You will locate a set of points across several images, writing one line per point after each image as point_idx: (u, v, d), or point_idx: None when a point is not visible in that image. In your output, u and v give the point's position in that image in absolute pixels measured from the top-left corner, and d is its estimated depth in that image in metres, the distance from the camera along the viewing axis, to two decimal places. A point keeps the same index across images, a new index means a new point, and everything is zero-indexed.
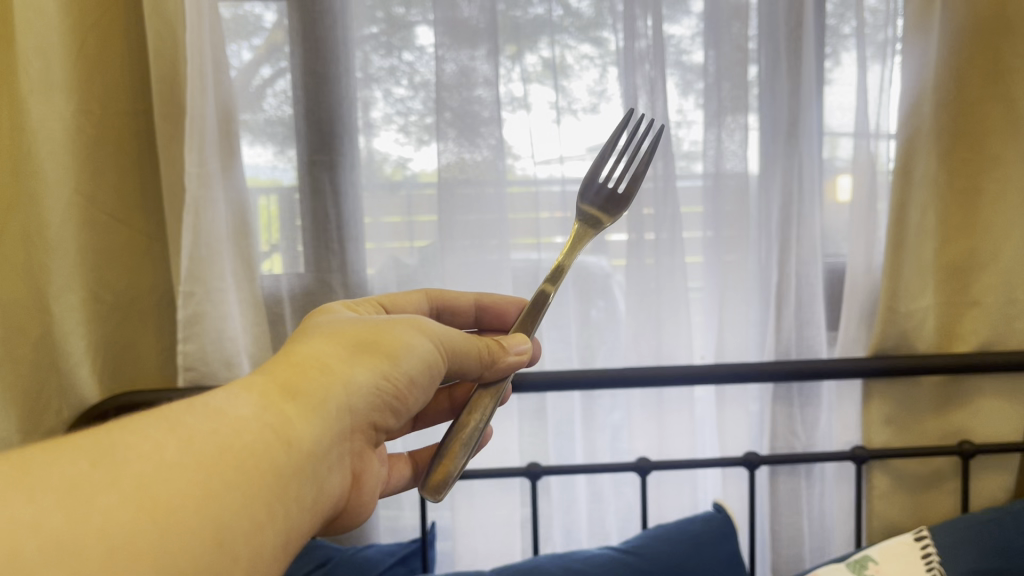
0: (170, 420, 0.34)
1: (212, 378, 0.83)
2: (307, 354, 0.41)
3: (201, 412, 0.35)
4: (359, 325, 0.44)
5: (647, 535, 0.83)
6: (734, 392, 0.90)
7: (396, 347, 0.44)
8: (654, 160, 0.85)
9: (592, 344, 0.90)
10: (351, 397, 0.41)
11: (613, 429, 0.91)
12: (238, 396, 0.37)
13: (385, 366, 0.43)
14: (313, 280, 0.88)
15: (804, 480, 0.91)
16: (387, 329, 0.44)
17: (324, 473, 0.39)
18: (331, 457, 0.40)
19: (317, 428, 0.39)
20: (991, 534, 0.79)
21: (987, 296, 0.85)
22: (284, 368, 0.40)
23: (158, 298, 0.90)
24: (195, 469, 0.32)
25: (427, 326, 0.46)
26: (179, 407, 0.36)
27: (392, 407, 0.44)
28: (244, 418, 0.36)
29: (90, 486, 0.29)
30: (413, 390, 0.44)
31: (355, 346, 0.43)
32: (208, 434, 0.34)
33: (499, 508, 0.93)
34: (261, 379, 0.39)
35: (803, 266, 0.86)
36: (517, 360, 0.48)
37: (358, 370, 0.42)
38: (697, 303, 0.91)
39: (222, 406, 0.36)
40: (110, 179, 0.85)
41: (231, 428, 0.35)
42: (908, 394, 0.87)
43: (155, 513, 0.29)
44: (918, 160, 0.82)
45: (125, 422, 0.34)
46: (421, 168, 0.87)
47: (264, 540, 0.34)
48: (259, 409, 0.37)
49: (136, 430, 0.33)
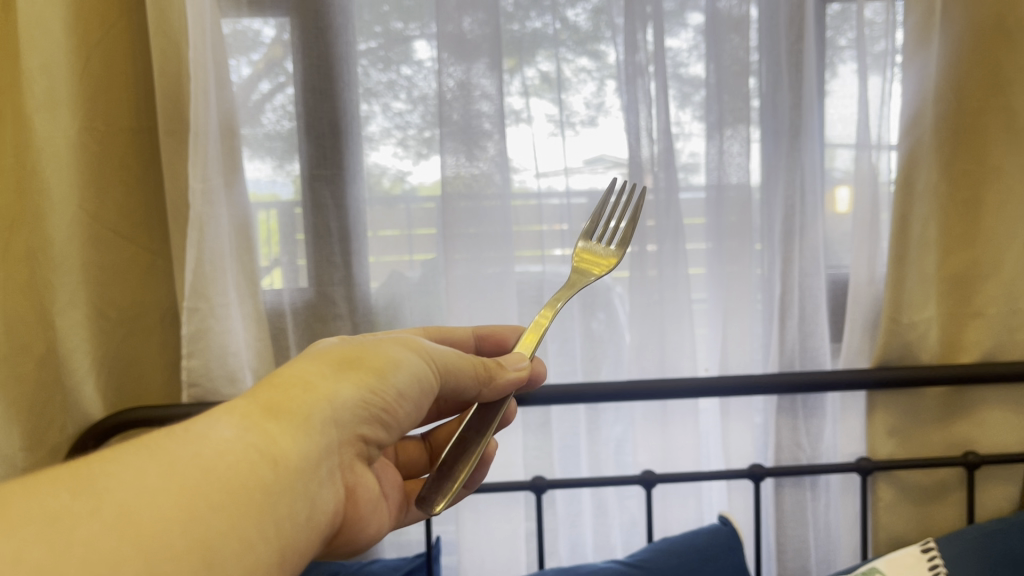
0: (152, 446, 0.34)
1: (216, 394, 0.83)
2: (291, 374, 0.41)
3: (183, 436, 0.35)
4: (344, 347, 0.45)
5: (654, 548, 0.82)
6: (738, 404, 0.90)
7: (383, 363, 0.44)
8: (655, 172, 0.85)
9: (595, 357, 0.90)
10: (339, 413, 0.41)
11: (616, 442, 0.92)
12: (220, 420, 0.37)
13: (372, 382, 0.43)
14: (314, 294, 0.88)
15: (810, 492, 0.91)
16: (374, 348, 0.45)
17: (315, 488, 0.39)
18: (321, 473, 0.40)
19: (304, 444, 0.39)
20: (997, 544, 0.78)
21: (989, 306, 0.85)
22: (267, 389, 0.40)
23: (162, 314, 0.90)
24: (181, 492, 0.32)
25: (414, 343, 0.46)
26: (161, 434, 0.35)
27: (382, 421, 0.44)
28: (226, 439, 0.36)
29: (71, 518, 0.29)
30: (404, 404, 0.44)
31: (340, 364, 0.43)
32: (191, 456, 0.34)
33: (504, 523, 0.92)
34: (243, 401, 0.39)
35: (806, 277, 0.87)
36: (517, 379, 0.48)
37: (344, 385, 0.42)
38: (701, 313, 0.91)
39: (205, 430, 0.36)
40: (115, 195, 0.86)
41: (216, 449, 0.35)
42: (910, 405, 0.87)
43: (140, 536, 0.29)
44: (920, 172, 0.82)
45: (107, 453, 0.34)
46: (420, 181, 0.88)
47: (256, 557, 0.34)
48: (243, 429, 0.37)
49: (117, 460, 0.33)
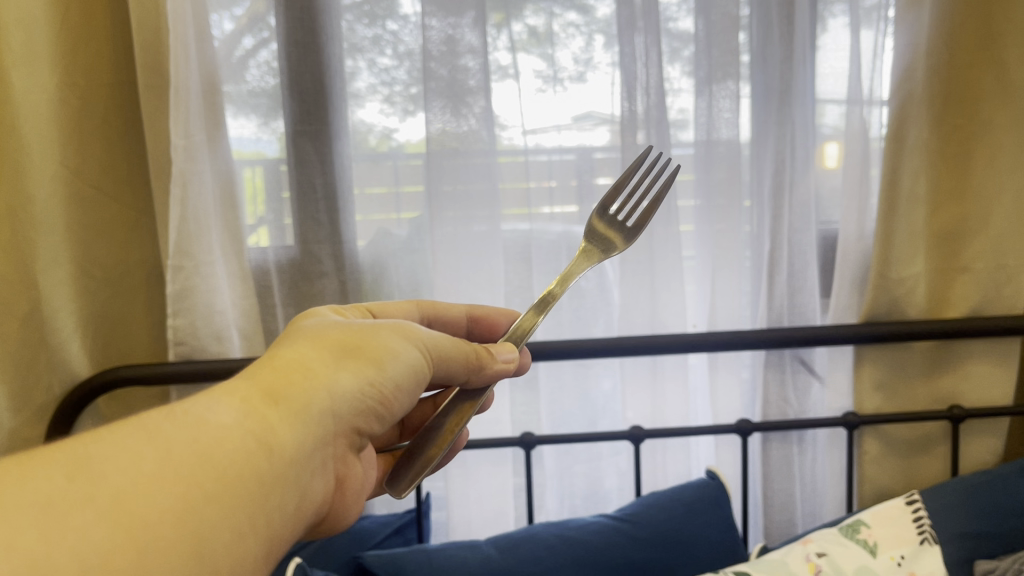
0: (150, 429, 0.33)
1: (203, 352, 0.83)
2: (291, 359, 0.40)
3: (181, 420, 0.35)
4: (343, 330, 0.44)
5: (642, 502, 0.83)
6: (726, 360, 0.90)
7: (381, 353, 0.43)
8: (648, 128, 0.84)
9: (584, 314, 0.91)
10: (338, 403, 0.40)
11: (606, 398, 0.92)
12: (219, 402, 0.37)
13: (370, 372, 0.42)
14: (299, 252, 0.86)
15: (797, 446, 0.91)
16: (372, 336, 0.43)
17: (308, 476, 0.39)
18: (315, 462, 0.40)
19: (301, 433, 0.38)
20: (981, 498, 0.79)
21: (977, 261, 0.85)
22: (267, 372, 0.39)
23: (148, 271, 0.89)
24: (175, 481, 0.31)
25: (409, 331, 0.45)
26: (160, 415, 0.35)
27: (377, 413, 0.43)
28: (225, 426, 0.35)
29: (66, 503, 0.29)
30: (399, 396, 0.43)
31: (340, 351, 0.42)
32: (188, 442, 0.33)
33: (494, 478, 0.93)
34: (244, 383, 0.38)
35: (796, 232, 0.87)
36: (505, 367, 0.47)
37: (343, 374, 0.41)
38: (690, 271, 0.91)
39: (203, 415, 0.35)
40: (96, 152, 0.84)
41: (213, 435, 0.34)
42: (897, 359, 0.87)
43: (132, 527, 0.29)
44: (911, 124, 0.82)
45: (104, 431, 0.33)
46: (407, 137, 0.87)
47: (244, 549, 0.34)
48: (242, 414, 0.36)
49: (115, 441, 0.32)
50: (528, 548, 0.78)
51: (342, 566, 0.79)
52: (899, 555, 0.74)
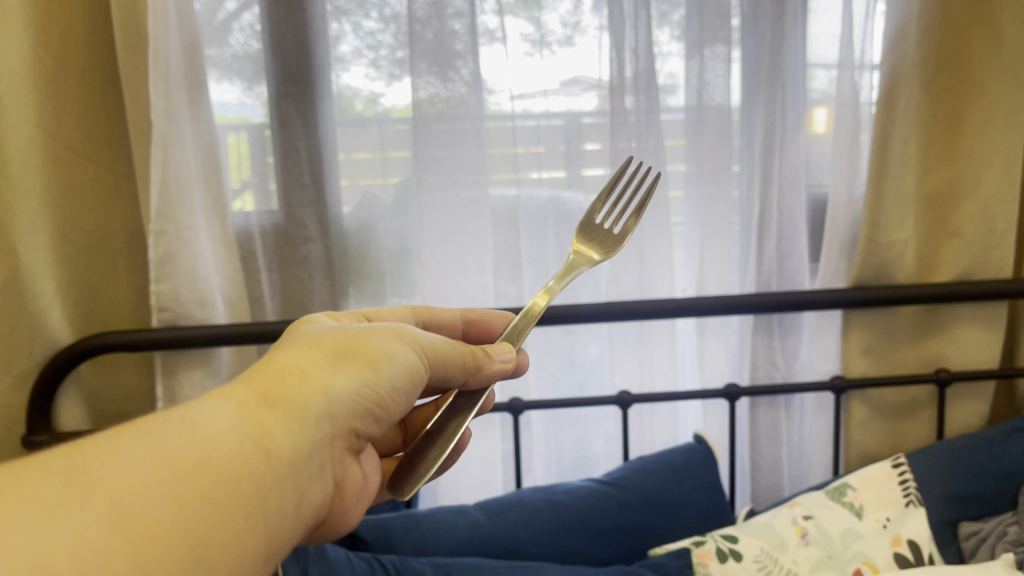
0: (145, 432, 0.31)
1: (187, 319, 0.82)
2: (287, 362, 0.38)
3: (177, 422, 0.32)
4: (338, 333, 0.41)
5: (630, 466, 0.83)
6: (715, 325, 0.90)
7: (378, 355, 0.41)
8: (637, 93, 0.83)
9: (574, 284, 0.89)
10: (337, 406, 0.38)
11: (593, 363, 0.92)
12: (215, 405, 0.34)
13: (368, 374, 0.40)
14: (283, 217, 0.85)
15: (784, 410, 0.91)
16: (368, 338, 0.41)
17: (306, 481, 0.37)
18: (315, 466, 0.37)
19: (300, 437, 0.36)
20: (966, 460, 0.79)
21: (967, 225, 0.84)
22: (262, 375, 0.37)
23: (129, 236, 0.88)
24: (173, 487, 0.29)
25: (406, 332, 0.43)
26: (154, 418, 0.33)
27: (376, 417, 0.41)
28: (223, 429, 0.33)
29: (62, 507, 0.26)
30: (398, 399, 0.41)
31: (336, 354, 0.40)
32: (185, 444, 0.31)
33: (481, 442, 0.93)
34: (239, 386, 0.36)
35: (786, 195, 0.87)
36: (502, 369, 0.46)
37: (341, 376, 0.39)
38: (679, 238, 0.91)
39: (200, 417, 0.33)
40: (73, 114, 0.82)
41: (209, 438, 0.32)
42: (885, 323, 0.87)
43: (131, 534, 0.27)
44: (902, 86, 0.81)
45: (96, 437, 0.31)
46: (393, 103, 0.85)
47: (243, 557, 0.32)
48: (238, 417, 0.34)
49: (109, 444, 0.30)
50: (516, 513, 0.78)
51: None
52: (885, 518, 0.74)
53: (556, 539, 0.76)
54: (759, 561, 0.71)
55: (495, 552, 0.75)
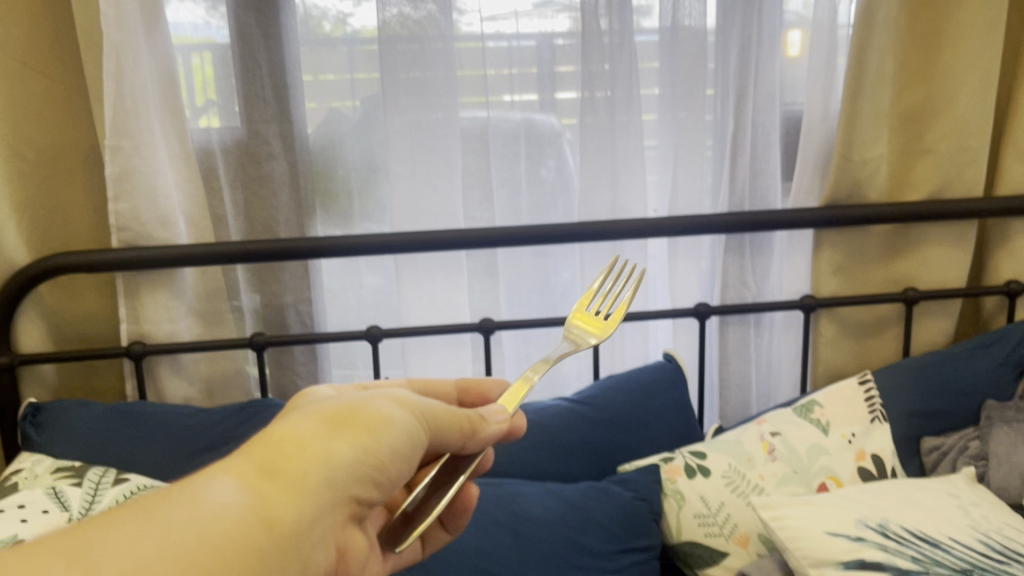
0: (148, 513, 0.28)
1: (147, 239, 0.80)
2: (286, 431, 0.34)
3: (180, 498, 0.29)
4: (336, 401, 0.37)
5: (599, 384, 0.84)
6: (687, 245, 0.89)
7: (378, 423, 0.37)
8: (609, 13, 0.81)
9: (545, 206, 0.88)
10: (337, 475, 0.34)
11: (564, 287, 0.91)
12: (217, 479, 0.31)
13: (367, 444, 0.36)
14: (245, 133, 0.83)
15: (753, 329, 0.92)
16: (367, 405, 0.37)
17: (309, 559, 0.33)
18: (317, 543, 0.33)
19: (303, 512, 0.32)
20: (931, 376, 0.80)
21: (940, 142, 0.84)
22: (264, 445, 0.33)
23: (86, 155, 0.84)
24: (173, 575, 0.26)
25: (403, 396, 0.39)
26: (154, 497, 0.29)
27: (378, 485, 0.37)
28: (227, 507, 0.29)
29: None
30: (399, 468, 0.37)
31: (335, 420, 0.36)
32: (187, 526, 0.28)
33: (452, 363, 0.92)
34: (239, 457, 0.32)
35: (760, 113, 0.85)
36: (500, 429, 0.42)
37: (340, 443, 0.35)
38: (652, 161, 0.89)
39: (206, 494, 0.29)
40: (17, 24, 0.79)
41: (209, 518, 0.28)
42: (856, 241, 0.87)
43: None
44: (880, 7, 0.79)
45: (91, 522, 0.27)
46: (362, 24, 0.82)
47: None
48: (238, 492, 0.30)
49: (110, 530, 0.26)
50: None
51: None
52: (850, 433, 0.75)
53: (527, 457, 0.77)
54: (727, 477, 0.73)
55: None
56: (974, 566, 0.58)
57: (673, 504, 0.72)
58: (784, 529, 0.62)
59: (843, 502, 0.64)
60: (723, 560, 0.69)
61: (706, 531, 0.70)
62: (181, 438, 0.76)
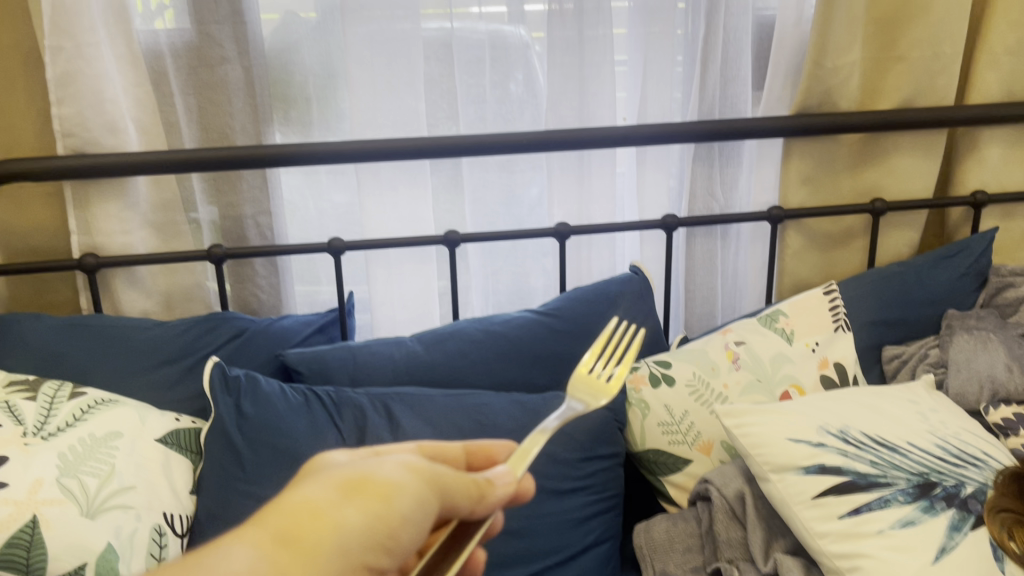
0: None
1: (95, 146, 0.76)
2: (296, 501, 0.31)
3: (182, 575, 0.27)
4: (348, 466, 0.34)
5: (566, 296, 0.83)
6: (655, 154, 0.88)
7: (390, 489, 0.33)
8: None
9: (511, 119, 0.86)
10: (350, 548, 0.31)
11: (532, 202, 0.90)
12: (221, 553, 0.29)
13: (380, 514, 0.32)
14: (196, 35, 0.79)
15: (721, 241, 0.92)
16: (380, 470, 0.34)
17: None
18: None
19: None
20: (895, 286, 0.81)
21: (913, 50, 0.82)
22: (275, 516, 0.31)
23: (26, 51, 0.80)
24: None
25: (415, 461, 0.35)
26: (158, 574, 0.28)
27: (394, 559, 0.33)
28: None
29: None
30: (415, 536, 0.33)
31: (347, 487, 0.33)
32: None
33: (416, 276, 0.91)
34: (250, 528, 0.30)
35: (731, 19, 0.83)
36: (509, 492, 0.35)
37: (350, 514, 0.32)
38: (622, 77, 0.87)
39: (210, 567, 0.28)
40: None
41: None
42: (826, 151, 0.86)
43: None
44: None
45: None
46: None
47: None
48: (245, 566, 0.28)
49: None
50: (453, 344, 0.77)
51: (262, 366, 0.76)
52: (814, 342, 0.76)
53: (493, 367, 0.77)
54: (691, 386, 0.73)
55: (432, 381, 0.75)
56: (930, 470, 0.59)
57: (638, 413, 0.73)
58: (745, 436, 0.62)
59: (805, 409, 0.64)
60: (687, 467, 0.71)
61: (670, 439, 0.72)
62: (139, 351, 0.74)
